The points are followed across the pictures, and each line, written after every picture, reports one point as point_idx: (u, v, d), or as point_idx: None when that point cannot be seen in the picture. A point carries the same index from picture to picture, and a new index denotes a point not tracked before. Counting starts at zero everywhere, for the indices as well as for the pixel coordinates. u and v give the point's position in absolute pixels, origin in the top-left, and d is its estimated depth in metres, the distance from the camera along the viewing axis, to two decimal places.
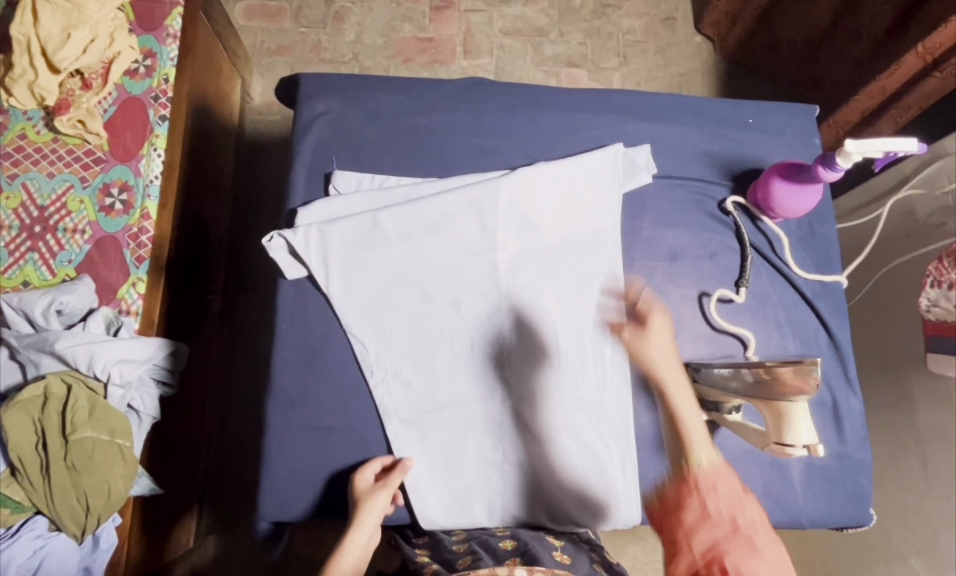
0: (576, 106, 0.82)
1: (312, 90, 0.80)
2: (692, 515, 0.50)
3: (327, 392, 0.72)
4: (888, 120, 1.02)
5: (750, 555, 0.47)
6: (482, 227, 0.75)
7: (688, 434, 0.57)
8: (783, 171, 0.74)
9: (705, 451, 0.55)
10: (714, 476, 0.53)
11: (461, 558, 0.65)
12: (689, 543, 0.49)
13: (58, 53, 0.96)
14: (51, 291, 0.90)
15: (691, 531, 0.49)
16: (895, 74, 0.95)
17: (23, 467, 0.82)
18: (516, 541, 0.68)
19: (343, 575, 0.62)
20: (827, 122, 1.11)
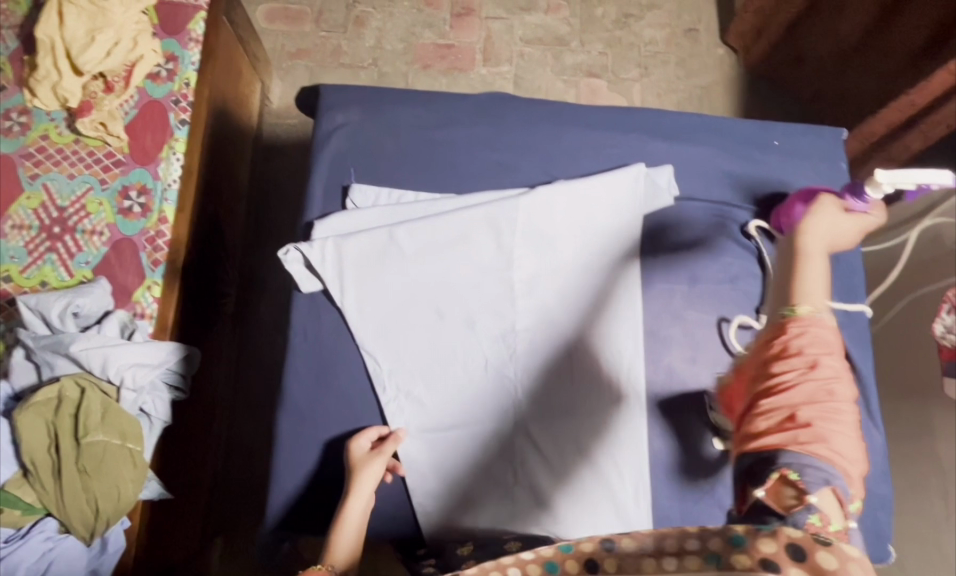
0: (598, 123, 0.80)
1: (333, 101, 0.79)
2: (777, 365, 0.48)
3: (337, 407, 0.71)
4: (916, 135, 0.97)
5: (829, 412, 0.45)
6: (499, 246, 0.74)
7: (802, 284, 0.55)
8: (807, 197, 0.72)
9: (818, 309, 0.52)
10: (813, 325, 0.50)
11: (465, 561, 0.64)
12: (763, 392, 0.47)
13: (82, 55, 0.98)
14: (69, 293, 0.91)
15: (772, 379, 0.47)
16: (925, 91, 0.90)
17: (35, 469, 0.83)
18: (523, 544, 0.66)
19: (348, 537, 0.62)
20: (853, 133, 1.06)
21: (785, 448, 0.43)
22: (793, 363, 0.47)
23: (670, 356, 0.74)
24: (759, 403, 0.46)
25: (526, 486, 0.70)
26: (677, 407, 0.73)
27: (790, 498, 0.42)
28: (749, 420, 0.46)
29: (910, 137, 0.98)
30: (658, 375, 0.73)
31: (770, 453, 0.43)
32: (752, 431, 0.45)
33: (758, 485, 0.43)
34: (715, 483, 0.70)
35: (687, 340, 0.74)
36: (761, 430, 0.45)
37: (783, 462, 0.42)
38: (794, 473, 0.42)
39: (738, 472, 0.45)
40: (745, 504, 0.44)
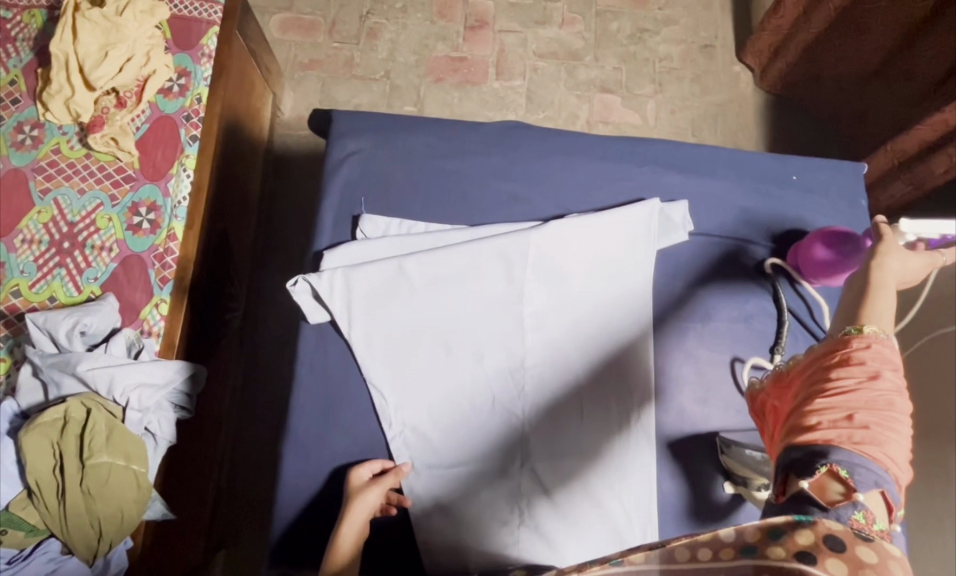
0: (612, 154, 0.79)
1: (344, 128, 0.79)
2: (836, 370, 0.47)
3: (342, 441, 0.70)
4: (945, 158, 0.94)
5: (887, 421, 0.44)
6: (509, 280, 0.73)
7: (868, 308, 0.52)
8: (827, 238, 0.72)
9: (886, 330, 0.50)
10: (879, 354, 0.47)
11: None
12: (818, 394, 0.46)
13: (96, 71, 0.98)
14: (76, 311, 0.90)
15: (829, 382, 0.46)
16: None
17: (39, 490, 0.82)
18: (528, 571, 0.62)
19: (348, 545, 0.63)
20: (882, 149, 1.03)
21: (839, 444, 0.42)
22: (856, 369, 0.46)
23: (682, 397, 0.72)
24: (814, 401, 0.46)
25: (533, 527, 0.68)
26: (688, 450, 0.71)
27: (836, 495, 0.41)
28: (800, 414, 0.46)
29: (937, 160, 0.95)
30: (669, 415, 0.72)
31: (822, 446, 0.42)
32: (804, 427, 0.45)
33: (804, 476, 0.42)
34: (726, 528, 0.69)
35: (699, 379, 0.73)
36: (813, 425, 0.44)
37: (834, 458, 0.42)
38: (844, 469, 0.41)
39: (783, 463, 0.44)
40: (785, 493, 0.43)
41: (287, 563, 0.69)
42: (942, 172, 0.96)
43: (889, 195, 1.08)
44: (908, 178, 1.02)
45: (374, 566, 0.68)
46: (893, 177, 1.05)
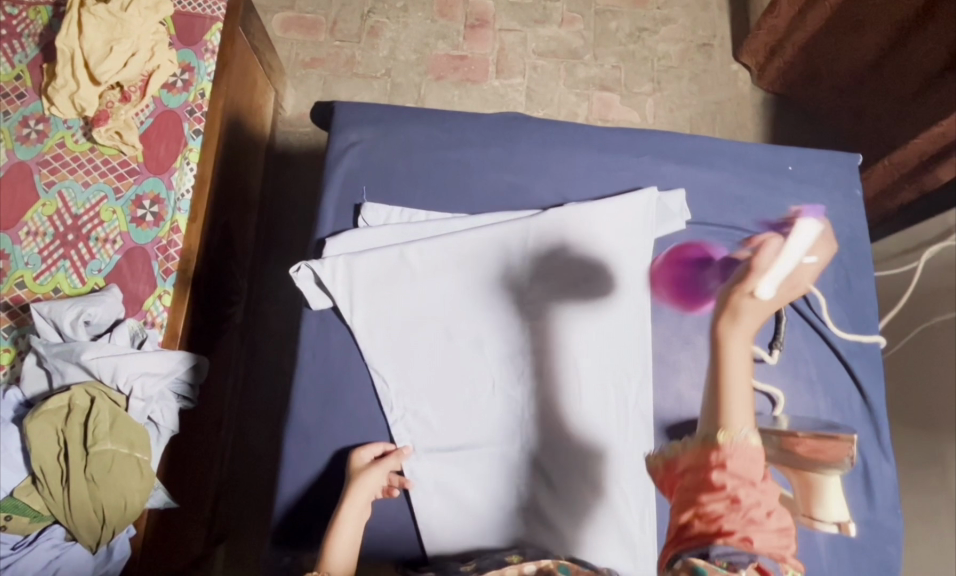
0: (611, 145, 0.80)
1: (346, 119, 0.80)
2: (705, 475, 0.48)
3: (343, 425, 0.71)
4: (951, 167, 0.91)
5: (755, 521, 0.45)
6: (509, 268, 0.74)
7: (735, 401, 0.49)
8: (680, 257, 0.76)
9: (746, 423, 0.49)
10: (743, 453, 0.47)
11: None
12: (689, 496, 0.48)
13: (100, 66, 0.99)
14: (79, 301, 0.91)
15: (699, 489, 0.47)
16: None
17: (43, 477, 0.83)
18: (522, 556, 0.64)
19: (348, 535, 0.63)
20: (881, 163, 1.00)
21: (719, 540, 0.45)
22: (737, 463, 0.47)
23: (679, 382, 0.74)
24: (688, 501, 0.47)
25: (532, 508, 0.70)
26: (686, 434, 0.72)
27: None
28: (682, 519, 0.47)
29: (944, 168, 0.92)
30: (666, 400, 0.73)
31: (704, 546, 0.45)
32: (683, 531, 0.47)
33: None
34: None
35: (696, 366, 0.74)
36: (691, 525, 0.46)
37: (714, 555, 0.44)
38: (725, 564, 0.43)
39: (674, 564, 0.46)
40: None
41: (295, 544, 0.70)
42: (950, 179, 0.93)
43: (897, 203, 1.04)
44: (916, 186, 0.99)
45: (374, 549, 0.69)
46: (899, 187, 1.02)
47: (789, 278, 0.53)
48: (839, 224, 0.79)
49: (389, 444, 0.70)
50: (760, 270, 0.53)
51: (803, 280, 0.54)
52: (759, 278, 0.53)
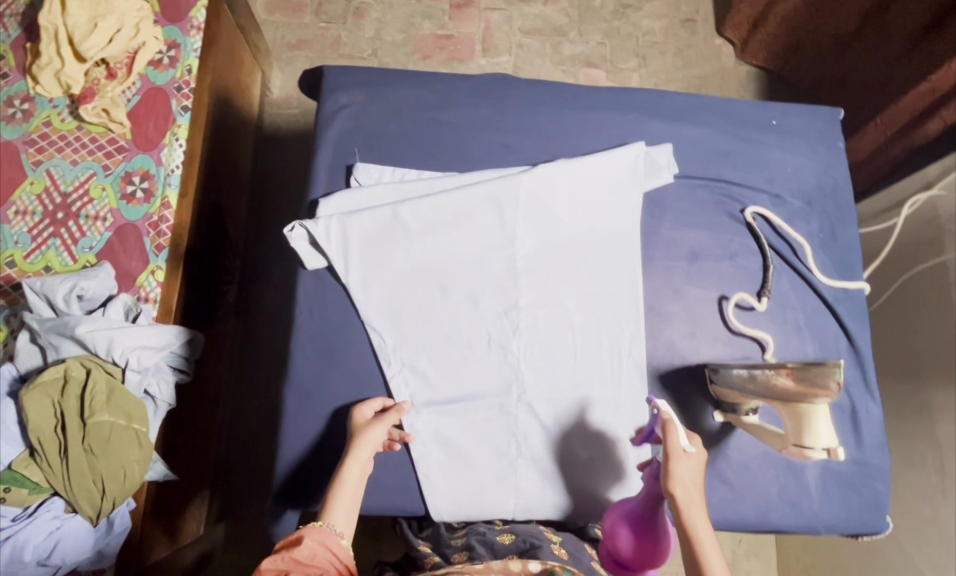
0: (599, 104, 0.81)
1: (336, 82, 0.80)
2: None
3: (342, 381, 0.72)
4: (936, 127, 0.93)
5: None
6: (501, 224, 0.75)
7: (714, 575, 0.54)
8: (629, 525, 0.64)
9: None
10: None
11: (457, 552, 0.66)
12: None
13: (85, 42, 0.96)
14: (73, 276, 0.89)
15: None
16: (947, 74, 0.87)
17: (42, 449, 0.82)
18: (515, 536, 0.68)
19: (348, 495, 0.63)
20: (873, 122, 1.02)
21: None
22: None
23: (671, 331, 0.75)
24: None
25: (531, 457, 0.71)
26: (678, 381, 0.74)
27: None
28: None
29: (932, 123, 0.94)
30: (659, 350, 0.75)
31: None
32: None
33: None
34: (715, 454, 0.72)
35: (687, 315, 0.76)
36: None
37: None
38: None
39: None
40: None
41: (299, 499, 0.71)
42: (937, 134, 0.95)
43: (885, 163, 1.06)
44: (905, 144, 1.00)
45: (378, 502, 0.70)
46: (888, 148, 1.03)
47: (694, 452, 0.60)
48: (822, 175, 0.81)
49: (387, 399, 0.70)
50: (677, 453, 0.59)
51: (701, 448, 0.60)
52: (682, 460, 0.58)
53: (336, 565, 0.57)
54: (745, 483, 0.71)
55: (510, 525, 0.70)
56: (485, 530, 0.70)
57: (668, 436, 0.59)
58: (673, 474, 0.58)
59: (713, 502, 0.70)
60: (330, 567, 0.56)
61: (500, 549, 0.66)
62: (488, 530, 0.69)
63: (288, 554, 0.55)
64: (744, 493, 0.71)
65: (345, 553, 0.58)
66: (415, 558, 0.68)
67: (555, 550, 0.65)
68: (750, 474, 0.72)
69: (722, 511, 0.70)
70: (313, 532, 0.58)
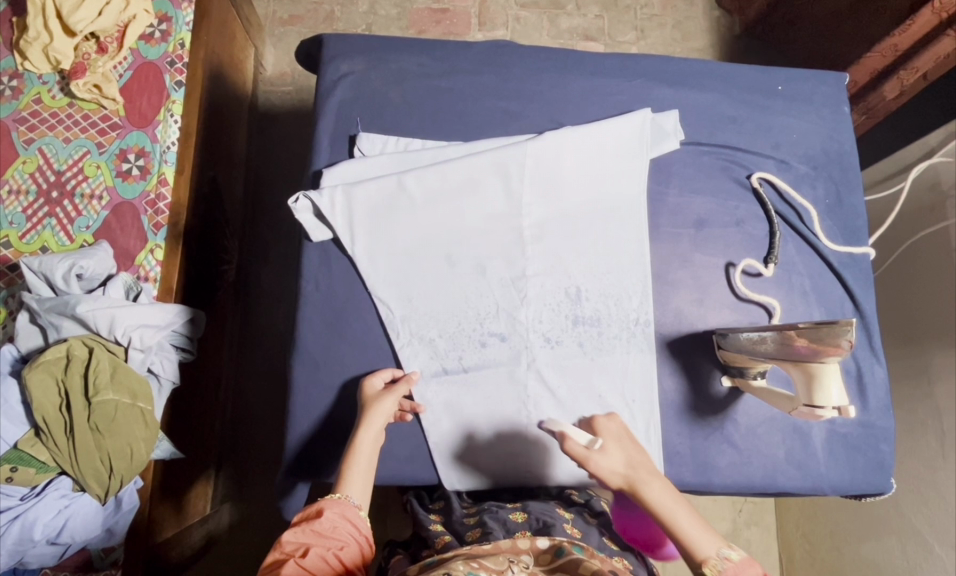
0: (603, 72, 0.80)
1: (336, 51, 0.78)
2: None
3: (352, 354, 0.72)
4: (878, 98, 1.00)
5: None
6: (508, 193, 0.74)
7: (688, 538, 0.53)
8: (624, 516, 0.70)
9: (713, 544, 0.53)
10: (737, 569, 0.50)
11: (470, 530, 0.65)
12: None
13: (73, 15, 0.91)
14: (72, 254, 0.86)
15: None
16: (907, 33, 0.89)
17: (47, 428, 0.80)
18: (528, 514, 0.67)
19: (360, 470, 0.62)
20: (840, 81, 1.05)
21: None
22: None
23: (678, 299, 0.75)
24: None
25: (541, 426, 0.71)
26: (686, 347, 0.74)
27: None
28: None
29: (890, 85, 0.97)
30: (666, 317, 0.74)
31: None
32: None
33: None
34: (724, 418, 0.72)
35: (694, 282, 0.76)
36: None
37: None
38: None
39: None
40: None
41: (310, 471, 0.71)
42: (893, 97, 0.99)
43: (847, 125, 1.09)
44: (862, 109, 1.04)
45: (391, 473, 0.70)
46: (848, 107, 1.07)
47: (603, 439, 0.59)
48: (828, 139, 0.81)
49: (396, 369, 0.70)
50: (591, 454, 0.58)
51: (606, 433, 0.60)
52: (599, 458, 0.58)
53: (357, 537, 0.57)
54: (753, 446, 0.72)
55: (523, 503, 0.70)
56: (496, 508, 0.69)
57: (571, 448, 0.59)
58: (604, 477, 0.57)
59: (721, 466, 0.71)
60: (352, 539, 0.56)
61: (514, 526, 0.66)
62: (500, 509, 0.69)
63: (309, 526, 0.56)
64: (752, 456, 0.72)
65: (364, 524, 0.58)
66: (427, 536, 0.67)
67: (567, 529, 0.65)
68: (757, 438, 0.72)
69: (729, 474, 0.71)
70: (333, 504, 0.58)
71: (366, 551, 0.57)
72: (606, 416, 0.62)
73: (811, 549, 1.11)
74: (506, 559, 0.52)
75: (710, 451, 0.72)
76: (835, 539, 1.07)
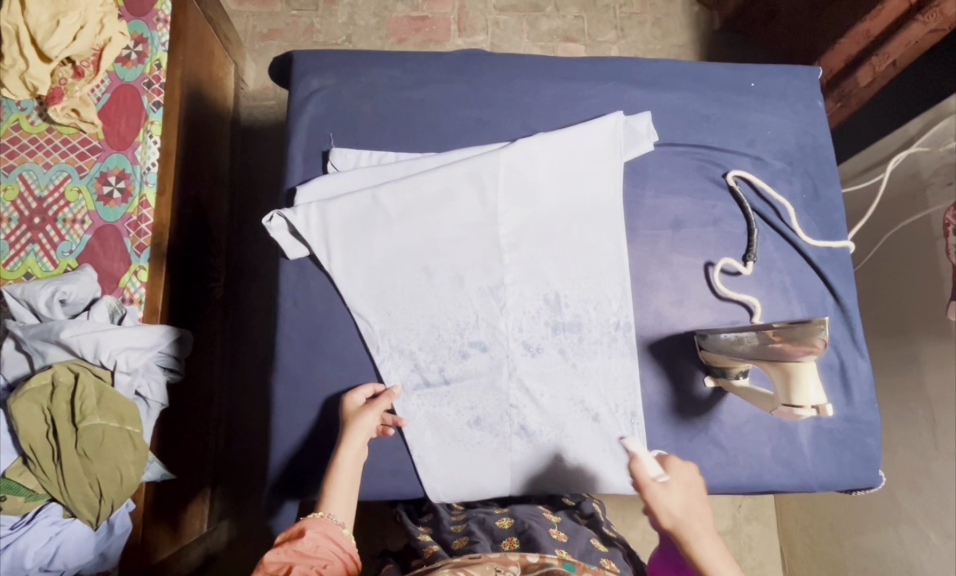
0: (575, 76, 0.80)
1: (306, 67, 0.79)
2: None
3: (333, 370, 0.71)
4: (851, 84, 1.01)
5: None
6: (483, 201, 0.74)
7: None
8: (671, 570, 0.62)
9: None
10: None
11: (458, 538, 0.66)
12: None
13: (48, 40, 0.91)
14: (54, 280, 0.87)
15: None
16: (877, 19, 0.90)
17: (33, 455, 0.80)
18: (514, 518, 0.68)
19: (343, 489, 0.62)
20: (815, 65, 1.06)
21: None
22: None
23: (658, 300, 0.75)
24: None
25: (524, 434, 0.71)
26: (667, 349, 0.74)
27: None
28: None
29: (861, 72, 0.99)
30: (647, 320, 0.74)
31: None
32: None
33: None
34: (708, 419, 0.72)
35: (673, 283, 0.75)
36: None
37: None
38: None
39: None
40: None
41: (296, 489, 0.71)
42: (866, 84, 1.00)
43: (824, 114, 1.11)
44: (836, 96, 1.05)
45: (376, 488, 0.70)
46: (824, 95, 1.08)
47: (671, 476, 0.58)
48: (802, 134, 0.81)
49: (377, 384, 0.70)
50: (653, 486, 0.57)
51: (678, 472, 0.59)
52: (659, 492, 0.57)
53: (341, 555, 0.57)
54: (738, 446, 0.72)
55: (511, 508, 0.71)
56: (485, 513, 0.70)
57: (636, 472, 0.58)
58: (657, 510, 0.57)
59: (708, 466, 0.71)
60: (335, 556, 0.56)
61: (501, 533, 0.67)
62: (489, 515, 0.70)
63: (291, 546, 0.55)
64: (738, 455, 0.72)
65: (347, 542, 0.58)
66: (416, 547, 0.66)
67: (553, 535, 0.66)
68: (743, 438, 0.72)
69: (716, 474, 0.71)
70: (315, 523, 0.58)
71: (351, 567, 0.56)
72: (681, 460, 0.61)
73: (811, 542, 1.11)
74: (492, 567, 0.51)
75: (695, 452, 0.72)
76: (835, 532, 1.07)
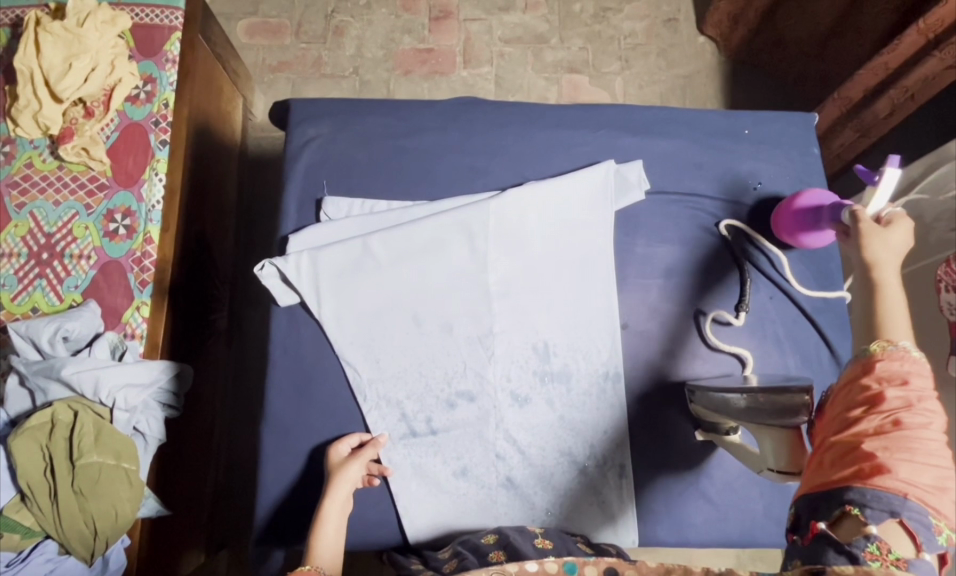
0: (568, 123, 0.81)
1: (303, 114, 0.80)
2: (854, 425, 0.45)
3: (321, 417, 0.72)
4: (870, 115, 0.98)
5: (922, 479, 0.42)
6: (473, 251, 0.74)
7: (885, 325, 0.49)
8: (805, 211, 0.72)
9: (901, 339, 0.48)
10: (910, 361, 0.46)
11: (447, 562, 0.62)
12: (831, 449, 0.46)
13: (60, 83, 0.94)
14: (57, 318, 0.88)
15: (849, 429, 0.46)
16: (894, 53, 0.88)
17: (32, 493, 0.82)
18: (499, 535, 0.65)
19: (328, 541, 0.61)
20: (832, 97, 1.02)
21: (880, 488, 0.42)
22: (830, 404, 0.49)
23: (648, 351, 0.74)
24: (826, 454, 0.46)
25: (509, 483, 0.70)
26: (658, 402, 0.73)
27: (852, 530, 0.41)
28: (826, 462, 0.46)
29: (880, 104, 0.96)
30: (637, 370, 0.74)
31: (839, 485, 0.43)
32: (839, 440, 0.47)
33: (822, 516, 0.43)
34: (697, 473, 0.71)
35: (664, 333, 0.75)
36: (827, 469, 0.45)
37: (847, 496, 0.42)
38: (856, 507, 0.41)
39: (804, 505, 0.45)
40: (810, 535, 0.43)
41: (282, 536, 0.71)
42: (884, 117, 0.97)
43: (839, 144, 1.08)
44: (854, 126, 1.02)
45: (360, 537, 0.70)
46: (841, 126, 1.06)
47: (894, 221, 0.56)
48: (799, 181, 0.80)
49: (363, 433, 0.70)
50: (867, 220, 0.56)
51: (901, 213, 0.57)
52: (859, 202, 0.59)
53: None
54: (729, 502, 0.71)
55: (499, 526, 0.68)
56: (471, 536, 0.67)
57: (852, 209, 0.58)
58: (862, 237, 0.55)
59: (697, 523, 0.70)
60: None
61: (486, 549, 0.63)
62: (473, 535, 0.67)
63: None
64: (729, 512, 0.70)
65: None
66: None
67: (537, 543, 0.64)
68: (734, 493, 0.71)
69: (706, 531, 0.70)
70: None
71: None
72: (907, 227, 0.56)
73: None
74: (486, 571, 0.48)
75: (684, 507, 0.71)
76: None
